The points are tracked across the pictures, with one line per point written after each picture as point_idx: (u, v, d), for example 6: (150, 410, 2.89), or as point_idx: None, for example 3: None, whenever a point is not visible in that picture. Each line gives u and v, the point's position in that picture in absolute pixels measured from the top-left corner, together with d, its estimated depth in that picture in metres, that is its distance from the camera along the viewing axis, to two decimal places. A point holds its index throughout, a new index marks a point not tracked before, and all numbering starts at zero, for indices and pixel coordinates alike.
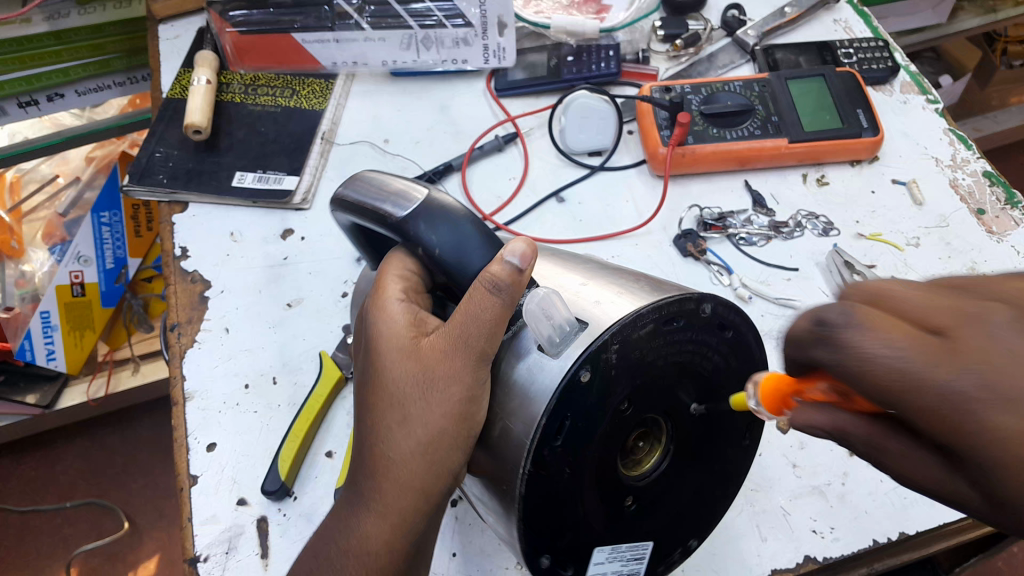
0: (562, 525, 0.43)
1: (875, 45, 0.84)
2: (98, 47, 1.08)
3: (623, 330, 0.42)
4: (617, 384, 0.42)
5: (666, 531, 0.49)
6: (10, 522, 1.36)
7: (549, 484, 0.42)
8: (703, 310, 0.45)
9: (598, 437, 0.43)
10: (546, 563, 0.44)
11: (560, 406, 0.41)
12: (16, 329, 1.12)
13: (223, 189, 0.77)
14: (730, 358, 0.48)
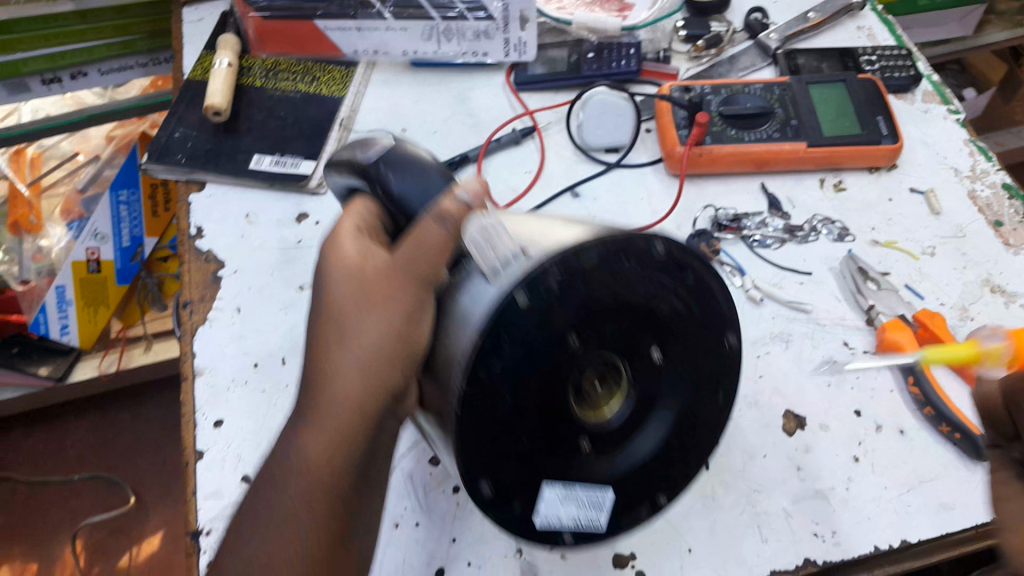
0: (502, 453, 0.43)
1: (898, 53, 0.84)
2: (122, 27, 1.09)
3: (564, 258, 0.40)
4: (561, 315, 0.41)
5: (629, 479, 0.48)
6: (18, 491, 1.36)
7: (489, 408, 0.41)
8: (657, 247, 0.43)
9: (538, 368, 0.41)
10: (488, 492, 0.44)
11: (494, 331, 0.39)
12: (31, 303, 1.17)
13: (241, 170, 0.77)
14: (696, 304, 0.46)
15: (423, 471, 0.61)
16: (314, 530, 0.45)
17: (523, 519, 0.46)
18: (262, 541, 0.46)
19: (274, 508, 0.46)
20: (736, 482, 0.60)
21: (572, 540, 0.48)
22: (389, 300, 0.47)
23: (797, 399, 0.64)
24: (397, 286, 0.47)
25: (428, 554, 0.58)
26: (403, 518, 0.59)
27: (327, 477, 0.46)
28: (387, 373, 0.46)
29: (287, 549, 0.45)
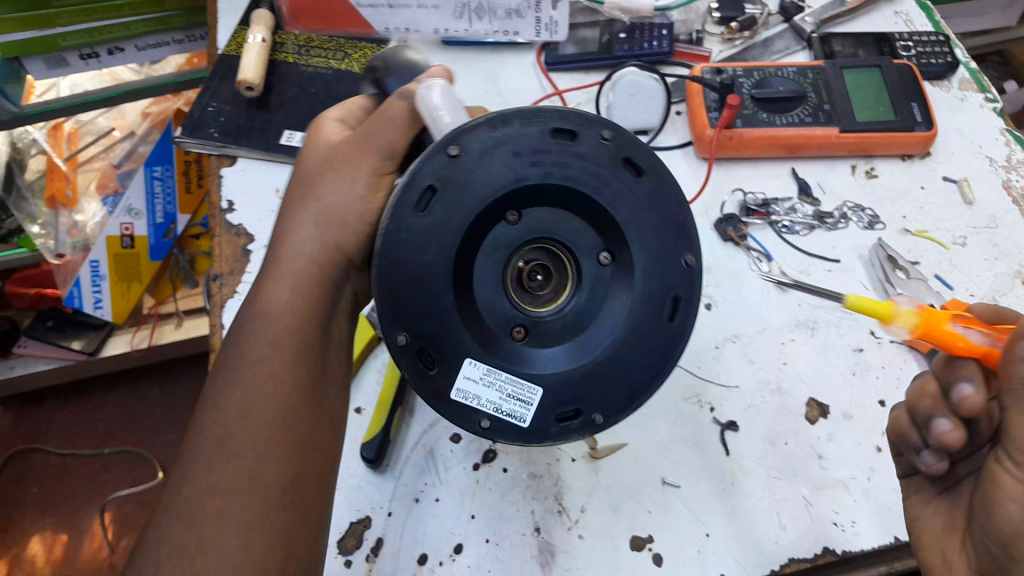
0: (421, 304, 0.45)
1: (936, 39, 0.82)
2: (159, 3, 1.10)
3: (501, 123, 0.46)
4: (493, 171, 0.45)
5: (565, 386, 0.46)
6: (49, 464, 1.40)
7: (411, 250, 0.44)
8: (602, 136, 0.47)
9: (465, 220, 0.45)
10: (405, 344, 0.45)
11: (423, 175, 0.45)
12: (65, 277, 1.23)
13: (272, 146, 0.78)
14: (649, 206, 0.47)
15: (445, 447, 0.62)
16: (273, 372, 0.50)
17: (438, 387, 0.46)
18: (226, 384, 0.50)
19: (241, 353, 0.51)
20: (757, 468, 0.60)
21: (489, 433, 0.47)
22: (351, 168, 0.56)
23: (821, 387, 0.64)
24: (358, 159, 0.56)
25: (447, 530, 0.58)
26: (423, 493, 0.60)
27: (292, 323, 0.52)
28: (343, 236, 0.55)
29: (246, 388, 0.49)
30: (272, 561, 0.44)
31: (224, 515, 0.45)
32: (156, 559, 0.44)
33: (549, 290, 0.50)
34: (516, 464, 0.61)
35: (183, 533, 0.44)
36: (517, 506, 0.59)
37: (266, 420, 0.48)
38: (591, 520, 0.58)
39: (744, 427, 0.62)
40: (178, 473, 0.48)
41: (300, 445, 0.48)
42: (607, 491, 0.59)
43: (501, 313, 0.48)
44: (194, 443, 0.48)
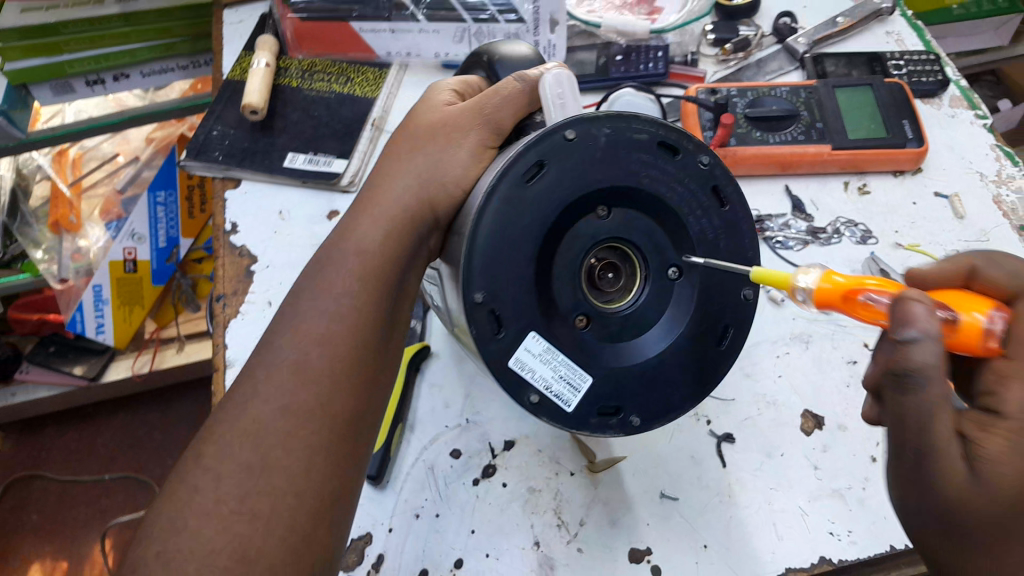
0: (504, 270, 0.45)
1: (926, 58, 0.84)
2: (164, 30, 1.12)
3: (619, 121, 0.47)
4: (598, 167, 0.47)
5: (609, 383, 0.48)
6: (50, 491, 1.41)
7: (511, 215, 0.45)
8: (700, 161, 0.49)
9: (564, 202, 0.46)
10: (480, 302, 0.45)
11: (542, 149, 0.46)
12: (68, 301, 1.24)
13: (275, 168, 0.79)
14: (723, 234, 0.50)
15: (445, 462, 0.63)
16: (355, 317, 0.50)
17: (499, 351, 0.46)
18: (307, 315, 0.50)
19: (326, 291, 0.51)
20: (754, 480, 0.61)
21: (535, 408, 0.46)
22: (457, 130, 0.57)
23: (815, 400, 0.65)
24: (467, 123, 0.57)
25: (447, 544, 0.59)
26: (424, 508, 0.60)
27: (376, 269, 0.53)
28: (435, 193, 0.55)
29: (328, 326, 0.50)
30: (328, 496, 0.45)
31: (292, 440, 0.45)
32: (217, 472, 0.44)
33: (617, 288, 0.51)
34: (516, 479, 0.62)
35: (249, 451, 0.45)
36: (517, 519, 0.60)
37: (341, 359, 0.49)
38: (589, 533, 0.59)
39: (740, 439, 0.63)
40: (244, 388, 0.48)
41: (366, 393, 0.50)
42: (605, 505, 0.60)
43: (570, 299, 0.48)
44: (267, 364, 0.48)
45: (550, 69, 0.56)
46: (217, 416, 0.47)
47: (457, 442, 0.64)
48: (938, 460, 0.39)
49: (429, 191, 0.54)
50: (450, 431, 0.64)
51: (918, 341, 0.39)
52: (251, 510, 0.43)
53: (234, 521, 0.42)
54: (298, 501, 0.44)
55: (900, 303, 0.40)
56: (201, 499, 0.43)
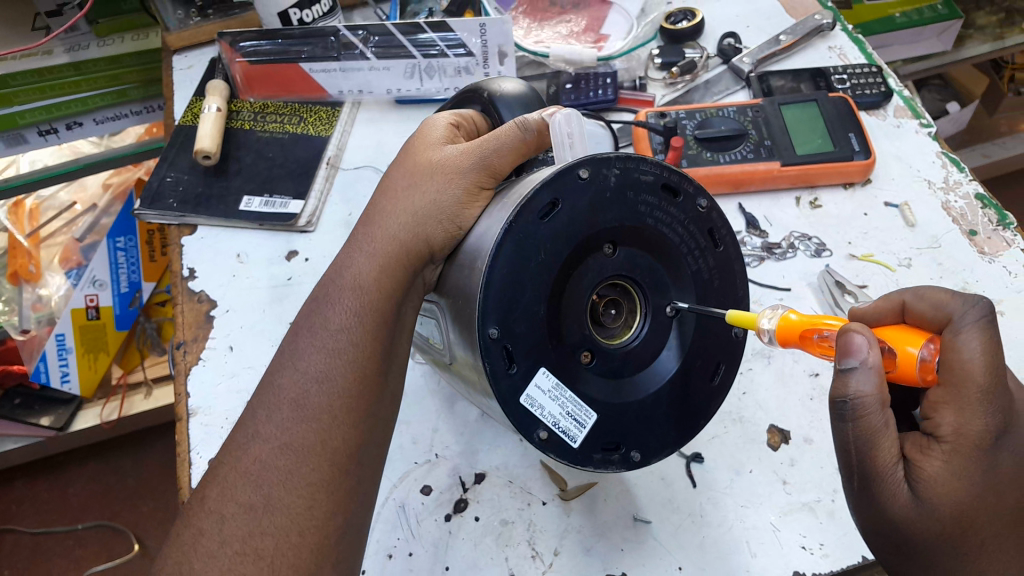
0: (517, 307, 0.46)
1: (869, 71, 0.86)
2: (115, 77, 1.11)
3: (632, 163, 0.48)
4: (608, 207, 0.47)
5: (611, 420, 0.49)
6: (21, 544, 1.38)
7: (523, 253, 0.46)
8: (699, 205, 0.50)
9: (576, 239, 0.47)
10: (494, 338, 0.45)
11: (558, 187, 0.46)
12: (31, 352, 1.18)
13: (231, 212, 0.79)
14: (717, 275, 0.52)
15: (416, 500, 0.62)
16: (353, 351, 0.51)
17: (512, 388, 0.46)
18: (305, 352, 0.51)
19: (323, 326, 0.52)
20: (725, 498, 0.61)
21: (543, 445, 0.46)
22: (455, 170, 0.56)
23: (780, 414, 0.65)
24: (466, 163, 0.56)
25: None
26: (397, 548, 0.60)
27: (374, 299, 0.52)
28: (431, 227, 0.54)
29: (326, 362, 0.50)
30: (331, 529, 0.47)
31: (292, 479, 0.47)
32: (222, 514, 0.46)
33: (619, 323, 0.52)
34: (488, 512, 0.61)
35: (250, 492, 0.47)
36: (491, 554, 0.59)
37: (340, 395, 0.50)
38: (564, 563, 0.59)
39: (709, 457, 0.63)
40: (246, 429, 0.50)
41: (367, 425, 0.50)
42: (579, 532, 0.60)
43: (577, 335, 0.48)
44: (268, 403, 0.50)
45: (554, 111, 0.57)
46: (222, 455, 0.50)
47: (427, 478, 0.63)
48: (883, 485, 0.44)
49: (390, 235, 0.55)
50: (420, 467, 0.64)
51: (856, 369, 0.42)
52: (255, 549, 0.45)
53: (240, 561, 0.45)
54: (301, 538, 0.46)
55: (842, 334, 0.43)
56: (206, 541, 0.46)
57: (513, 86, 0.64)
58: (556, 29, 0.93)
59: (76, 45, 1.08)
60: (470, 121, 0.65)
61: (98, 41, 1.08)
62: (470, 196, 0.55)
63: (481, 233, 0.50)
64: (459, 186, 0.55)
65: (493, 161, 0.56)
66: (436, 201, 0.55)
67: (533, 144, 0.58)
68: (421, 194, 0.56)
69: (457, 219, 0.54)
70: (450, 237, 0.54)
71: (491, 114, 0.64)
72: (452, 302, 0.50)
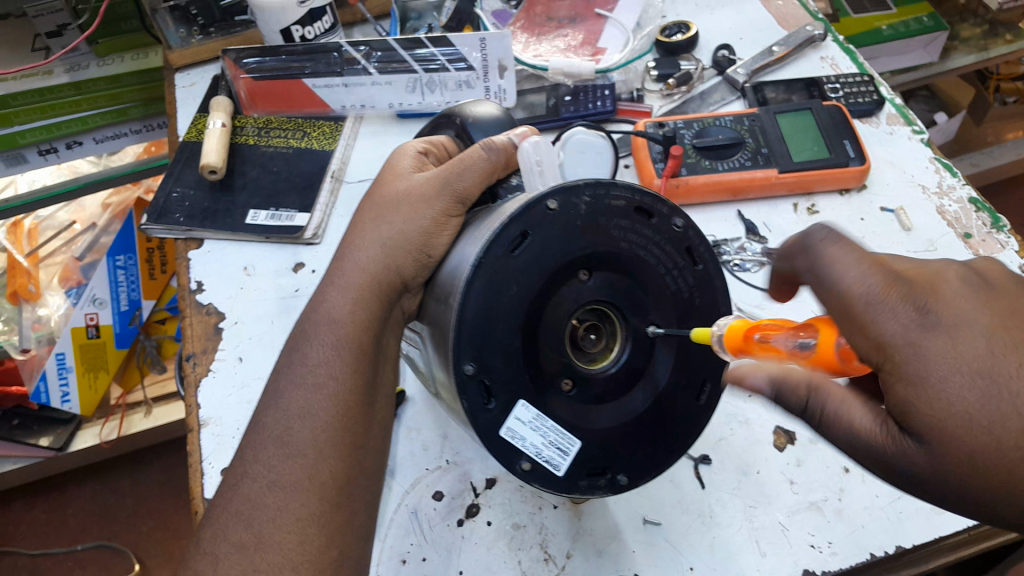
0: (492, 341, 0.47)
1: (861, 80, 0.88)
2: (115, 96, 1.13)
3: (600, 188, 0.49)
4: (580, 235, 0.48)
5: (596, 445, 0.50)
6: (21, 565, 1.37)
7: (495, 288, 0.47)
8: (674, 224, 0.51)
9: (549, 269, 0.48)
10: (470, 374, 0.46)
11: (528, 219, 0.48)
12: (31, 372, 1.19)
13: (237, 226, 0.80)
14: (698, 292, 0.52)
15: (428, 505, 0.63)
16: (333, 385, 0.51)
17: (491, 422, 0.47)
18: (286, 391, 0.52)
19: (300, 363, 0.53)
20: (732, 499, 0.62)
21: (526, 475, 0.48)
22: (420, 200, 0.57)
23: (785, 416, 0.66)
24: (432, 191, 0.57)
25: None
26: (411, 553, 0.61)
27: (350, 331, 0.53)
28: (403, 260, 0.55)
29: (309, 397, 0.51)
30: (328, 562, 0.47)
31: (281, 514, 0.48)
32: (216, 555, 0.48)
33: (600, 347, 0.52)
34: (500, 517, 0.62)
35: (241, 530, 0.48)
36: (503, 557, 0.60)
37: (323, 429, 0.50)
38: (577, 565, 0.60)
39: (716, 459, 0.64)
40: (239, 466, 0.51)
41: (358, 454, 0.51)
42: (590, 536, 0.61)
43: (556, 363, 0.49)
44: (254, 441, 0.51)
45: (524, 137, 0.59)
46: (230, 482, 0.50)
47: (438, 484, 0.64)
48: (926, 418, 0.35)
49: (359, 267, 0.56)
50: (431, 473, 0.65)
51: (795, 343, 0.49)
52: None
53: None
54: (294, 574, 0.46)
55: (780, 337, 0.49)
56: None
57: (485, 109, 0.66)
58: (554, 43, 0.95)
59: (76, 65, 1.09)
60: (441, 146, 0.66)
61: (99, 61, 1.10)
62: (439, 225, 0.56)
63: (457, 262, 0.52)
64: (426, 213, 0.56)
65: (458, 185, 0.56)
66: (402, 229, 0.56)
67: (501, 165, 0.58)
68: (387, 223, 0.57)
69: (425, 248, 0.55)
70: (422, 265, 0.55)
71: (465, 138, 0.65)
72: (433, 332, 0.51)
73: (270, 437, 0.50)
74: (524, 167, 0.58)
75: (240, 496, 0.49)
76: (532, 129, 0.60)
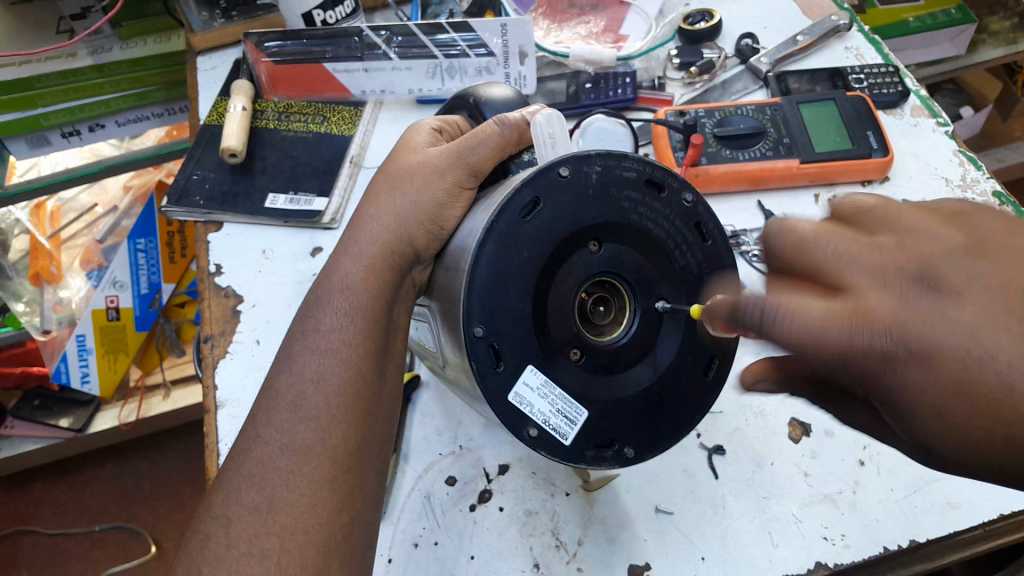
0: (500, 305, 0.47)
1: (886, 70, 0.87)
2: (138, 79, 1.14)
3: (610, 159, 0.49)
4: (590, 204, 0.48)
5: (603, 415, 0.49)
6: (40, 544, 1.39)
7: (506, 253, 0.47)
8: (684, 199, 0.51)
9: (558, 236, 0.48)
10: (479, 336, 0.46)
11: (540, 186, 0.48)
12: (51, 354, 1.20)
13: (257, 209, 0.80)
14: (707, 268, 0.52)
15: (441, 490, 0.63)
16: (346, 350, 0.52)
17: (499, 387, 0.47)
18: (296, 356, 0.52)
19: (314, 330, 0.53)
20: (746, 490, 0.62)
21: (534, 442, 0.47)
22: (433, 172, 0.57)
23: (801, 408, 0.66)
24: (444, 162, 0.57)
25: (448, 571, 0.59)
26: (423, 537, 0.61)
27: (363, 300, 0.54)
28: (413, 229, 0.56)
29: (322, 361, 0.51)
30: (339, 526, 0.47)
31: (295, 478, 0.47)
32: (228, 518, 0.47)
33: (609, 321, 0.52)
34: (512, 503, 0.62)
35: (255, 494, 0.47)
36: (515, 543, 0.60)
37: (336, 394, 0.50)
38: (588, 552, 0.60)
39: (731, 450, 0.64)
40: (250, 432, 0.50)
41: (367, 422, 0.51)
42: (602, 522, 0.61)
43: (565, 332, 0.49)
44: (267, 409, 0.51)
45: (536, 113, 0.59)
46: (238, 453, 0.50)
47: (452, 469, 0.64)
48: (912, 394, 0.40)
49: (370, 237, 0.56)
50: (445, 459, 0.65)
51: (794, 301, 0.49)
52: (260, 550, 0.45)
53: (245, 562, 0.45)
54: (306, 536, 0.46)
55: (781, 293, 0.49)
56: (213, 546, 0.46)
57: (498, 91, 0.66)
58: (575, 30, 0.94)
59: (100, 48, 1.10)
60: (454, 125, 0.66)
61: (122, 44, 1.11)
62: (452, 196, 0.56)
63: (466, 235, 0.52)
64: (439, 185, 0.56)
65: (471, 158, 0.57)
66: (415, 199, 0.57)
67: (513, 140, 0.59)
68: (402, 194, 0.57)
69: (437, 218, 0.56)
70: (433, 235, 0.56)
71: (478, 118, 0.66)
72: (441, 305, 0.51)
73: (284, 411, 0.50)
74: (536, 139, 0.58)
75: (250, 464, 0.49)
76: (545, 107, 0.60)
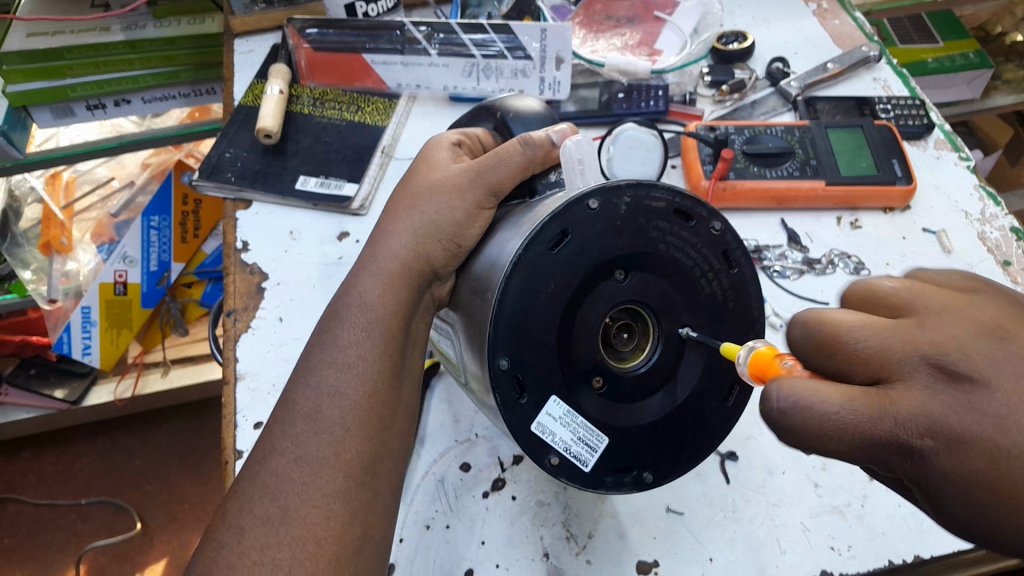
0: (526, 339, 0.48)
1: (912, 103, 0.88)
2: (170, 58, 1.15)
3: (639, 188, 0.50)
4: (619, 234, 0.49)
5: (623, 442, 0.51)
6: (24, 515, 1.39)
7: (531, 285, 0.48)
8: (713, 227, 0.52)
9: (585, 268, 0.49)
10: (504, 369, 0.48)
11: (569, 218, 0.48)
12: (56, 323, 1.21)
13: (287, 190, 0.81)
14: (732, 295, 0.52)
15: (454, 475, 0.64)
16: (361, 367, 0.52)
17: (522, 417, 0.48)
18: (319, 369, 0.52)
19: (332, 343, 0.53)
20: (756, 496, 0.63)
21: (555, 470, 0.49)
22: (457, 191, 0.58)
23: None
24: (465, 182, 0.58)
25: (457, 552, 0.60)
26: (435, 519, 0.62)
27: (382, 317, 0.54)
28: (432, 248, 0.57)
29: (338, 377, 0.51)
30: (350, 540, 0.47)
31: (308, 489, 0.47)
32: (242, 527, 0.46)
33: (630, 347, 0.54)
34: (524, 493, 0.63)
35: (268, 504, 0.47)
36: (527, 532, 0.61)
37: (353, 408, 0.50)
38: (597, 546, 0.60)
39: (743, 457, 0.65)
40: (265, 443, 0.50)
41: (382, 436, 0.51)
42: (612, 519, 0.62)
43: (589, 362, 0.50)
44: (284, 418, 0.51)
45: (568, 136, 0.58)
46: (257, 454, 0.50)
47: (465, 456, 0.65)
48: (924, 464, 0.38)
49: (402, 253, 0.57)
50: (459, 446, 0.66)
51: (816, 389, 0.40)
52: (273, 560, 0.45)
53: (258, 570, 0.45)
54: (317, 548, 0.46)
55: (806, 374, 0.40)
56: (226, 553, 0.46)
57: (527, 105, 0.66)
58: (611, 41, 0.96)
59: (133, 24, 1.11)
60: (475, 138, 0.67)
61: (156, 22, 1.12)
62: (472, 216, 0.57)
63: (492, 256, 0.53)
64: (460, 206, 0.57)
65: (491, 177, 0.58)
66: (440, 220, 0.57)
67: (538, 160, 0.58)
68: (426, 213, 0.58)
69: (454, 237, 0.57)
70: (451, 254, 0.57)
71: (502, 131, 0.66)
72: (466, 323, 0.52)
73: (302, 410, 0.50)
74: (565, 165, 0.57)
75: (270, 458, 0.49)
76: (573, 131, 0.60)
